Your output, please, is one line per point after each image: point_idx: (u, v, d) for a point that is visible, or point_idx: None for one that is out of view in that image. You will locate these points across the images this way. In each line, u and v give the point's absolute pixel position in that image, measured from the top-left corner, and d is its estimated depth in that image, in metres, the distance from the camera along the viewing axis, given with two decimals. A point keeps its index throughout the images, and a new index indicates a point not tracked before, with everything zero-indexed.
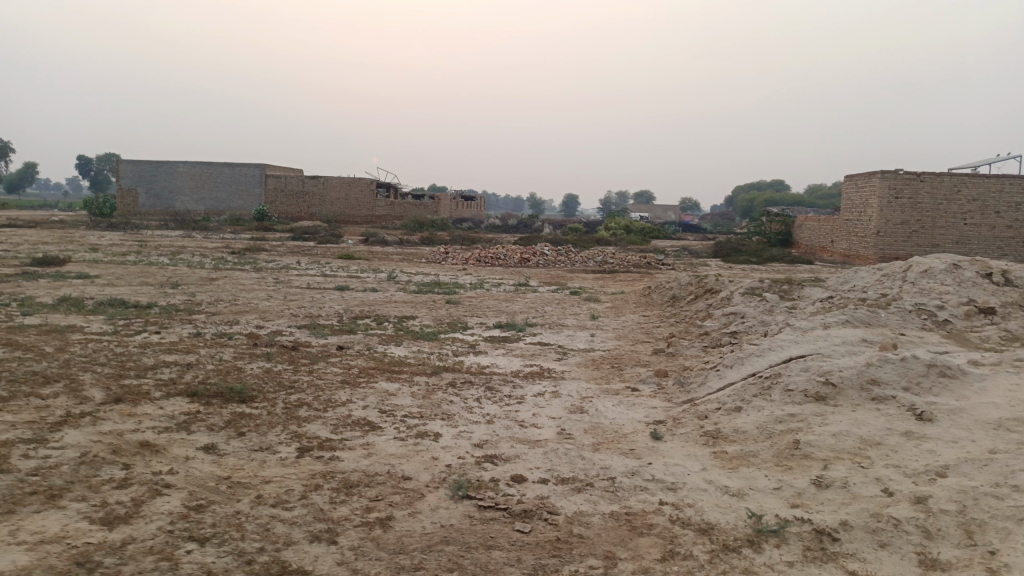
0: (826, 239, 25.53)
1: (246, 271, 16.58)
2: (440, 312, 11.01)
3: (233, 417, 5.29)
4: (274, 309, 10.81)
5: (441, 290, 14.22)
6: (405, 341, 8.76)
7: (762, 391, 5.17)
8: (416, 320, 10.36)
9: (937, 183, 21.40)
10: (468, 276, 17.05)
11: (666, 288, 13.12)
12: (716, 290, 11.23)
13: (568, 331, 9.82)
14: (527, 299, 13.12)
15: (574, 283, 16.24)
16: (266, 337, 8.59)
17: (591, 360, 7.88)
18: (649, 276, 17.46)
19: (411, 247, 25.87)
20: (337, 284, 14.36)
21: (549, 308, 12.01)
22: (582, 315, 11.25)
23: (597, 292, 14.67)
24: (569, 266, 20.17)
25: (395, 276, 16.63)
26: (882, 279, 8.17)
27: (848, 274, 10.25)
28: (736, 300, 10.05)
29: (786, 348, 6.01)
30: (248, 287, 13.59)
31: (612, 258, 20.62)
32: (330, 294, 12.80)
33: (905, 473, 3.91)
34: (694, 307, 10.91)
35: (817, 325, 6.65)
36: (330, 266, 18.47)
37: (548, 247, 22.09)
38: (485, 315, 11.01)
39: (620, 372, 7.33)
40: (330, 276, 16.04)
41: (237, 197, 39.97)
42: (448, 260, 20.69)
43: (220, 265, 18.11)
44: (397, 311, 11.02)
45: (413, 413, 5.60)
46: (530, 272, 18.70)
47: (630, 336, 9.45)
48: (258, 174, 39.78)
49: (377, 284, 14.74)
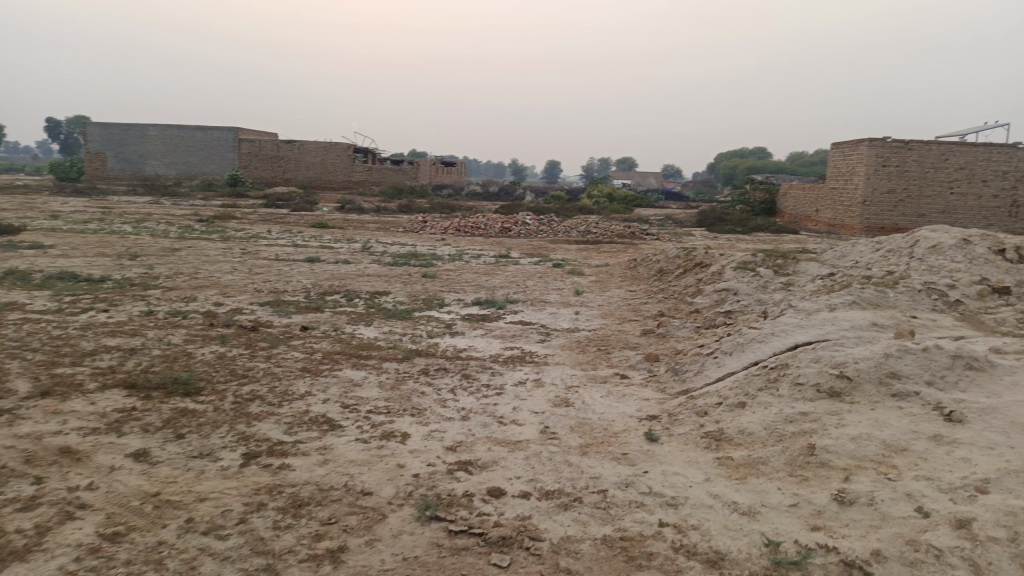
0: (810, 208, 25.10)
1: (214, 241, 15.78)
2: (415, 287, 10.38)
3: (173, 416, 4.68)
4: (237, 283, 10.13)
5: (417, 261, 13.57)
6: (376, 320, 8.15)
7: (769, 385, 4.64)
8: (389, 295, 9.73)
9: (925, 151, 20.94)
10: (446, 247, 16.40)
11: (653, 260, 12.56)
12: (706, 264, 10.69)
13: (551, 308, 9.24)
14: (507, 272, 12.50)
15: (557, 254, 15.66)
16: (224, 316, 7.94)
17: (575, 342, 7.32)
18: (634, 248, 16.90)
19: (389, 216, 25.09)
20: (308, 256, 13.64)
21: (531, 282, 11.41)
22: (565, 290, 10.67)
23: (581, 264, 14.08)
24: (551, 235, 19.55)
25: (370, 246, 15.93)
26: (885, 255, 7.64)
27: (845, 249, 9.72)
28: (728, 275, 9.51)
29: (791, 334, 5.47)
30: (213, 258, 12.85)
31: (595, 228, 20.03)
32: (300, 267, 12.10)
33: (940, 488, 3.40)
34: (683, 282, 10.36)
35: (822, 306, 6.11)
36: (303, 236, 17.69)
37: (530, 216, 21.44)
38: (463, 290, 10.40)
39: (607, 356, 6.76)
40: (301, 247, 15.30)
41: (209, 162, 38.74)
42: (427, 230, 19.99)
43: (187, 234, 17.28)
44: (369, 286, 10.38)
45: (379, 408, 5.00)
46: (510, 242, 18.05)
47: (617, 314, 8.89)
48: (232, 139, 38.53)
49: (350, 256, 14.04)
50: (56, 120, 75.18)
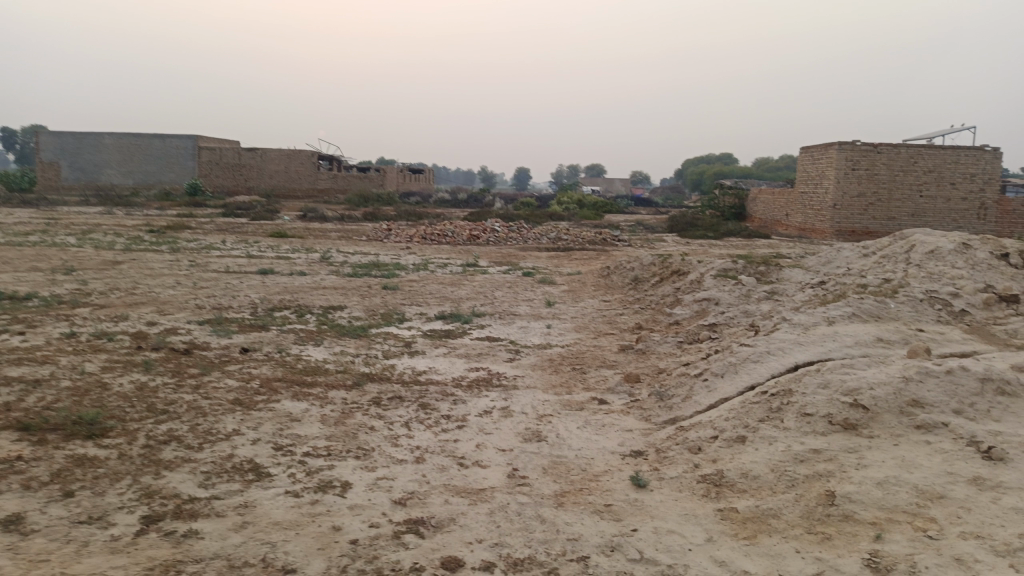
0: (780, 213, 24.84)
1: (162, 253, 14.83)
2: (373, 300, 9.62)
3: (64, 466, 3.88)
4: (178, 299, 9.27)
5: (379, 272, 12.81)
6: (327, 339, 7.38)
7: (772, 415, 3.99)
8: (344, 310, 8.95)
9: (894, 155, 20.73)
10: (411, 256, 15.66)
11: (627, 268, 11.95)
12: (684, 272, 10.09)
13: (520, 322, 8.56)
14: (474, 282, 11.79)
15: (527, 262, 15.00)
16: (156, 338, 7.10)
17: (547, 361, 6.63)
18: (606, 255, 16.32)
19: (352, 225, 24.22)
20: (261, 268, 12.78)
21: (499, 292, 10.73)
22: (536, 301, 10.00)
23: (551, 272, 13.43)
24: (521, 243, 18.90)
25: (330, 257, 15.09)
26: (878, 261, 7.08)
27: (830, 254, 9.18)
28: (709, 284, 8.90)
29: (790, 352, 4.85)
30: (157, 272, 11.93)
31: (566, 235, 19.42)
32: (250, 280, 11.25)
33: (995, 551, 2.76)
34: (661, 291, 9.75)
35: (820, 319, 5.49)
36: (260, 246, 16.77)
37: (499, 223, 20.75)
38: (426, 302, 9.67)
39: (582, 377, 6.08)
40: (256, 258, 14.42)
41: (167, 171, 37.45)
42: (392, 238, 19.23)
43: (135, 246, 16.29)
44: (324, 300, 9.59)
45: (317, 449, 4.27)
46: (478, 250, 17.34)
47: (591, 328, 8.23)
48: (191, 147, 37.30)
49: (308, 267, 13.22)
50: (10, 130, 72.79)
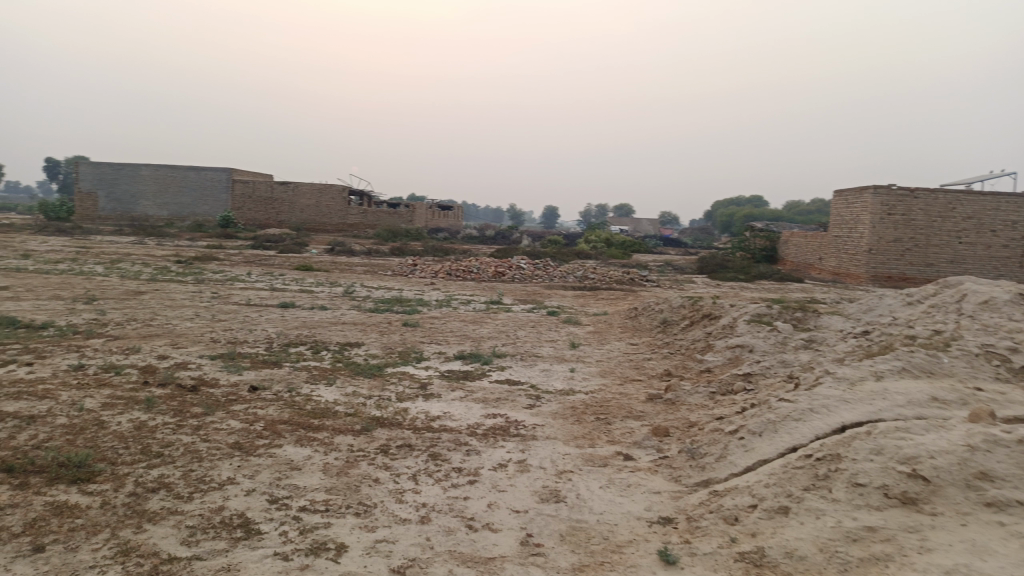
0: (812, 256, 24.27)
1: (186, 283, 14.76)
2: (392, 338, 9.33)
3: (41, 515, 3.58)
4: (194, 332, 9.06)
5: (400, 308, 12.55)
6: (340, 378, 7.07)
7: (819, 484, 3.57)
8: (361, 347, 8.66)
9: (931, 200, 20.13)
10: (435, 292, 15.40)
11: (655, 310, 11.54)
12: (715, 316, 9.66)
13: (543, 364, 8.18)
14: (497, 321, 11.46)
15: (552, 301, 14.65)
16: (164, 373, 6.86)
17: (569, 409, 6.23)
18: (634, 295, 15.92)
19: (379, 259, 24.15)
20: (283, 301, 12.60)
21: (522, 332, 10.38)
22: (560, 342, 9.62)
23: (577, 312, 13.07)
24: (547, 281, 18.59)
25: (353, 291, 14.90)
26: (925, 311, 6.60)
27: (871, 301, 8.69)
28: (742, 330, 8.46)
29: (836, 411, 4.41)
30: (178, 303, 11.80)
31: (593, 274, 19.07)
32: (270, 314, 11.05)
33: None
34: (691, 335, 9.32)
35: (867, 374, 5.04)
36: (284, 279, 16.66)
37: (525, 260, 20.48)
38: (446, 341, 9.34)
39: (606, 428, 5.67)
40: (278, 291, 14.28)
41: (201, 203, 37.99)
42: (417, 273, 19.04)
43: (161, 276, 16.27)
44: (341, 336, 9.31)
45: (315, 504, 3.93)
46: (504, 288, 17.05)
47: (617, 373, 7.81)
48: (225, 179, 37.86)
49: (329, 301, 13.02)
50: (55, 161, 74.95)
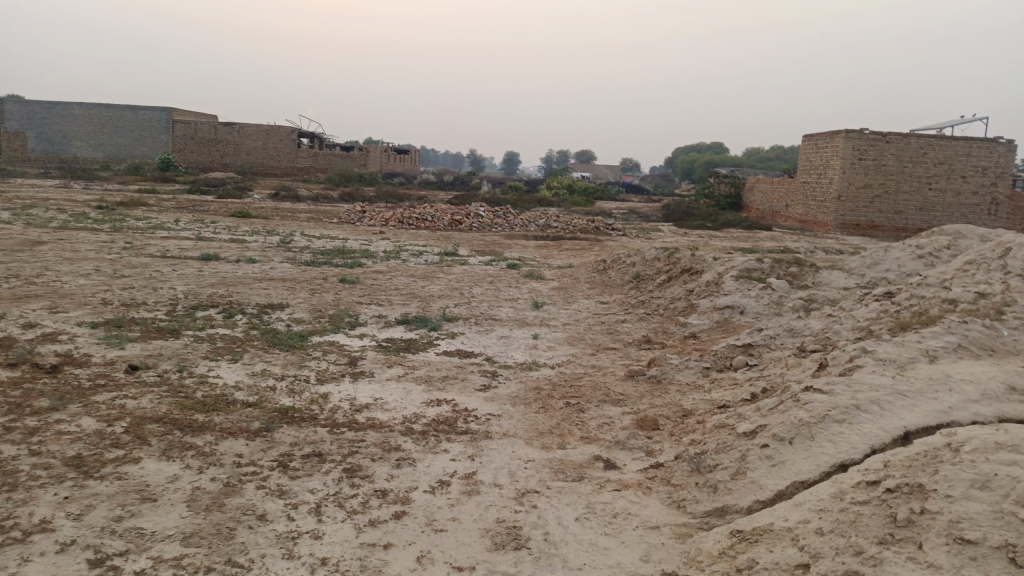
0: (778, 203, 23.35)
1: (101, 232, 13.07)
2: (324, 297, 7.96)
3: None
4: (84, 291, 7.55)
5: (341, 261, 11.16)
6: (249, 352, 5.72)
7: (901, 538, 2.43)
8: (284, 310, 7.29)
9: (903, 144, 19.18)
10: (384, 242, 13.99)
11: (626, 262, 10.36)
12: (696, 270, 8.51)
13: (500, 330, 6.94)
14: (450, 275, 10.14)
15: (512, 252, 13.41)
16: (22, 347, 5.42)
17: (532, 391, 5.00)
18: (600, 245, 14.70)
19: (326, 206, 22.41)
20: (206, 253, 11.06)
21: (478, 289, 9.11)
22: (521, 301, 8.39)
23: (539, 265, 11.83)
24: (506, 229, 17.29)
25: (291, 241, 13.39)
26: (958, 267, 5.48)
27: (875, 255, 7.60)
28: (730, 288, 7.29)
29: (892, 412, 3.26)
30: (82, 255, 10.20)
31: (556, 222, 17.80)
32: (186, 268, 9.55)
33: None
34: (669, 293, 8.15)
35: (915, 354, 3.88)
36: (215, 227, 15.01)
37: (483, 206, 19.06)
38: (387, 301, 8.03)
39: (579, 420, 4.48)
40: (205, 241, 12.67)
41: (139, 145, 35.37)
42: (365, 220, 17.55)
43: (75, 223, 14.50)
44: (264, 295, 7.91)
45: (159, 567, 2.65)
46: (460, 237, 15.67)
47: (588, 340, 6.62)
48: (165, 120, 35.26)
49: (261, 253, 11.53)
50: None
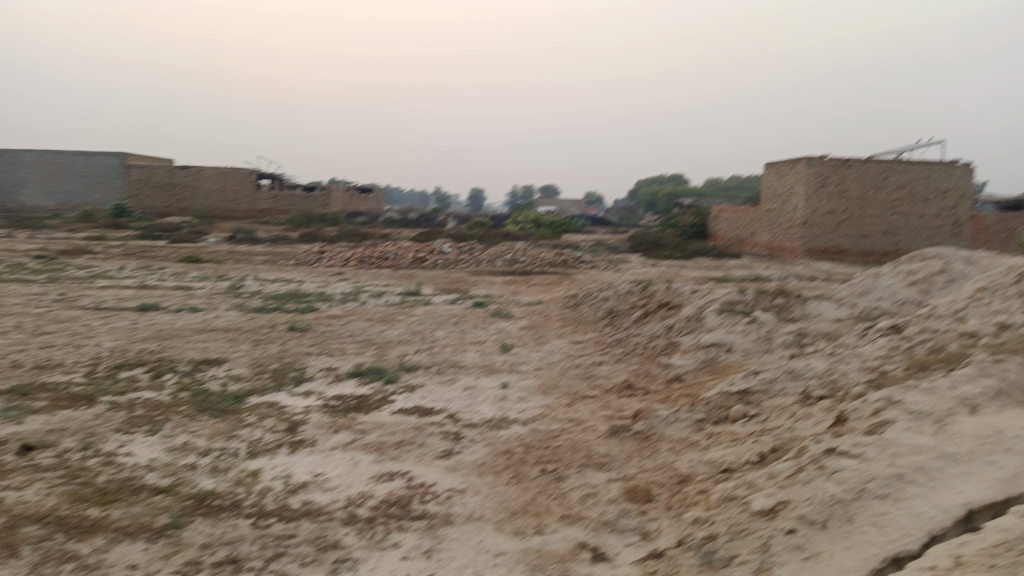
0: (744, 231, 23.08)
1: (36, 284, 12.12)
2: (268, 349, 7.17)
3: None
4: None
5: (294, 306, 10.38)
6: (173, 420, 4.92)
7: None
8: (223, 367, 6.49)
9: (864, 170, 19.05)
10: (342, 284, 13.23)
11: (598, 297, 9.75)
12: (674, 305, 7.92)
13: (465, 380, 6.22)
14: (411, 318, 9.43)
15: (478, 289, 12.75)
16: None
17: (503, 456, 4.30)
18: (569, 280, 14.11)
19: (284, 247, 21.60)
20: (146, 302, 10.20)
21: (441, 332, 8.40)
22: (488, 345, 7.70)
23: (507, 303, 11.16)
24: (472, 266, 16.66)
25: (243, 286, 12.57)
26: (970, 295, 4.93)
27: (864, 284, 7.10)
28: (714, 324, 6.70)
29: (944, 485, 2.64)
30: (6, 309, 9.28)
31: (523, 256, 17.23)
32: (120, 321, 8.69)
33: None
34: (648, 330, 7.54)
35: (952, 404, 3.27)
36: (162, 274, 14.10)
37: (448, 243, 18.36)
38: (340, 350, 7.28)
39: (559, 491, 3.78)
40: (148, 290, 11.80)
41: (92, 191, 34.16)
42: (324, 261, 16.79)
43: (9, 275, 13.52)
44: (202, 350, 7.10)
45: None
46: (423, 276, 14.97)
47: (563, 388, 5.94)
48: (119, 165, 34.18)
49: (206, 301, 10.69)
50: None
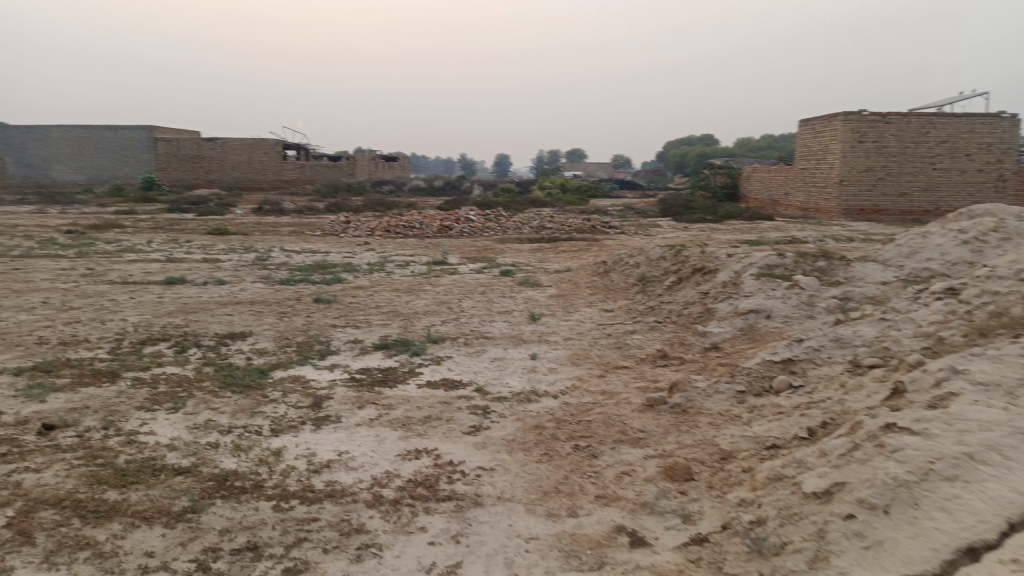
0: (778, 192, 22.46)
1: (65, 259, 12.15)
2: (292, 322, 7.04)
3: None
4: (22, 330, 6.63)
5: (320, 277, 10.27)
6: (196, 397, 4.81)
7: None
8: (247, 341, 6.39)
9: (904, 125, 18.35)
10: (368, 254, 13.10)
11: (629, 263, 9.47)
12: (709, 269, 7.63)
13: (494, 351, 6.04)
14: (437, 288, 9.26)
15: (505, 257, 12.53)
16: None
17: (533, 431, 4.11)
18: (598, 246, 13.82)
19: (310, 218, 21.53)
20: (173, 276, 10.15)
21: (469, 302, 8.22)
22: (516, 314, 7.49)
23: (535, 270, 10.94)
24: (499, 233, 16.42)
25: (269, 258, 12.50)
26: None
27: (911, 244, 6.74)
28: (752, 289, 6.41)
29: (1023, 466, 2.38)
30: (35, 285, 9.28)
31: (550, 222, 16.93)
32: (147, 295, 8.63)
33: None
34: (682, 296, 7.27)
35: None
36: (189, 247, 14.08)
37: (474, 211, 18.12)
38: (365, 322, 7.14)
39: (593, 469, 3.59)
40: (174, 263, 11.77)
41: (121, 166, 34.40)
42: (350, 231, 16.68)
43: (40, 250, 13.58)
44: (227, 323, 7.01)
45: None
46: (449, 244, 14.78)
47: (595, 358, 5.73)
48: (146, 138, 34.33)
49: (232, 274, 10.62)
50: None
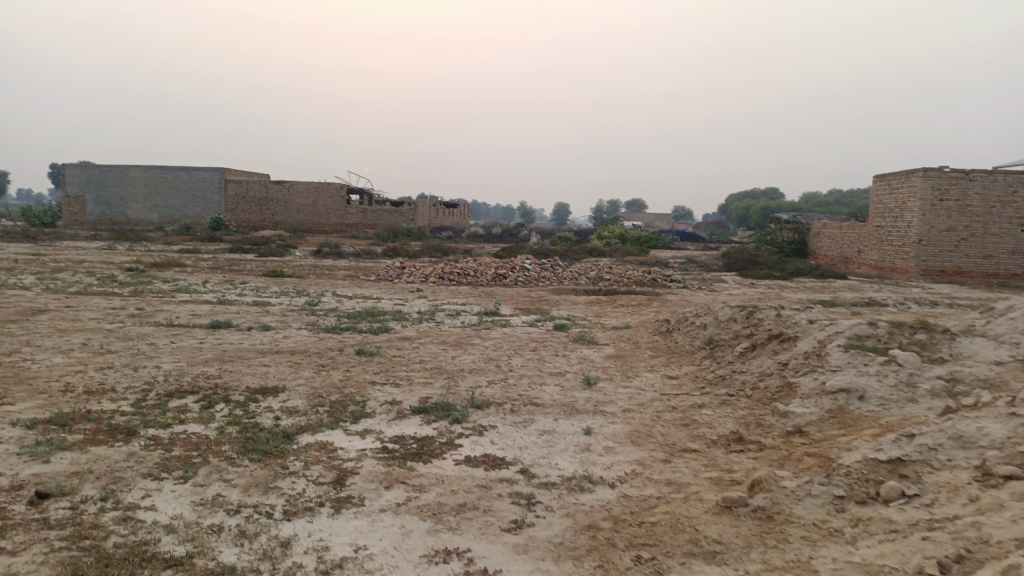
0: (849, 250, 21.30)
1: (118, 297, 12.08)
2: (329, 377, 6.57)
3: None
4: (50, 376, 6.31)
5: (366, 326, 9.84)
6: (210, 464, 4.33)
7: None
8: (278, 397, 5.92)
9: (990, 183, 17.20)
10: (419, 302, 12.70)
11: (694, 323, 8.76)
12: (786, 336, 6.87)
13: (543, 421, 5.40)
14: (486, 342, 8.70)
15: (560, 310, 11.94)
16: None
17: (587, 533, 3.46)
18: (658, 301, 13.12)
19: (368, 262, 21.40)
20: (218, 320, 9.86)
21: (518, 360, 7.62)
22: (570, 377, 6.86)
23: (591, 326, 10.31)
24: (554, 284, 15.85)
25: (319, 303, 12.20)
26: None
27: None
28: (840, 363, 5.64)
29: None
30: (81, 326, 9.10)
31: (609, 274, 16.27)
32: (188, 340, 8.32)
33: None
34: (756, 366, 6.53)
35: None
36: (242, 289, 13.92)
37: (531, 260, 17.65)
38: (406, 379, 6.61)
39: None
40: (224, 306, 11.55)
41: (191, 206, 35.35)
42: (404, 277, 16.37)
43: (97, 288, 13.61)
44: (262, 376, 6.58)
45: None
46: (503, 294, 14.28)
47: (658, 437, 5.04)
48: (217, 180, 35.28)
49: (279, 319, 10.29)
50: (56, 165, 71.84)
